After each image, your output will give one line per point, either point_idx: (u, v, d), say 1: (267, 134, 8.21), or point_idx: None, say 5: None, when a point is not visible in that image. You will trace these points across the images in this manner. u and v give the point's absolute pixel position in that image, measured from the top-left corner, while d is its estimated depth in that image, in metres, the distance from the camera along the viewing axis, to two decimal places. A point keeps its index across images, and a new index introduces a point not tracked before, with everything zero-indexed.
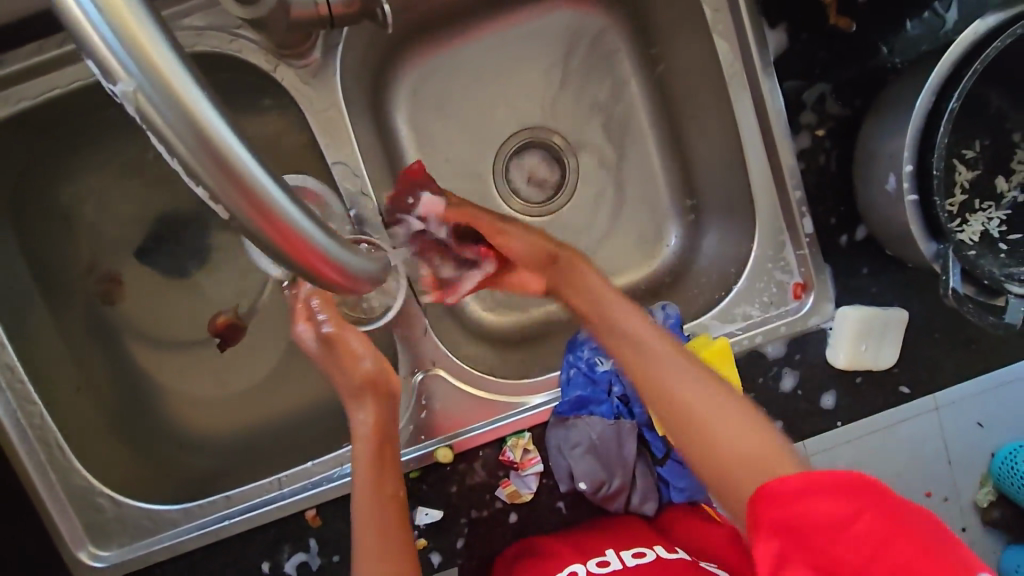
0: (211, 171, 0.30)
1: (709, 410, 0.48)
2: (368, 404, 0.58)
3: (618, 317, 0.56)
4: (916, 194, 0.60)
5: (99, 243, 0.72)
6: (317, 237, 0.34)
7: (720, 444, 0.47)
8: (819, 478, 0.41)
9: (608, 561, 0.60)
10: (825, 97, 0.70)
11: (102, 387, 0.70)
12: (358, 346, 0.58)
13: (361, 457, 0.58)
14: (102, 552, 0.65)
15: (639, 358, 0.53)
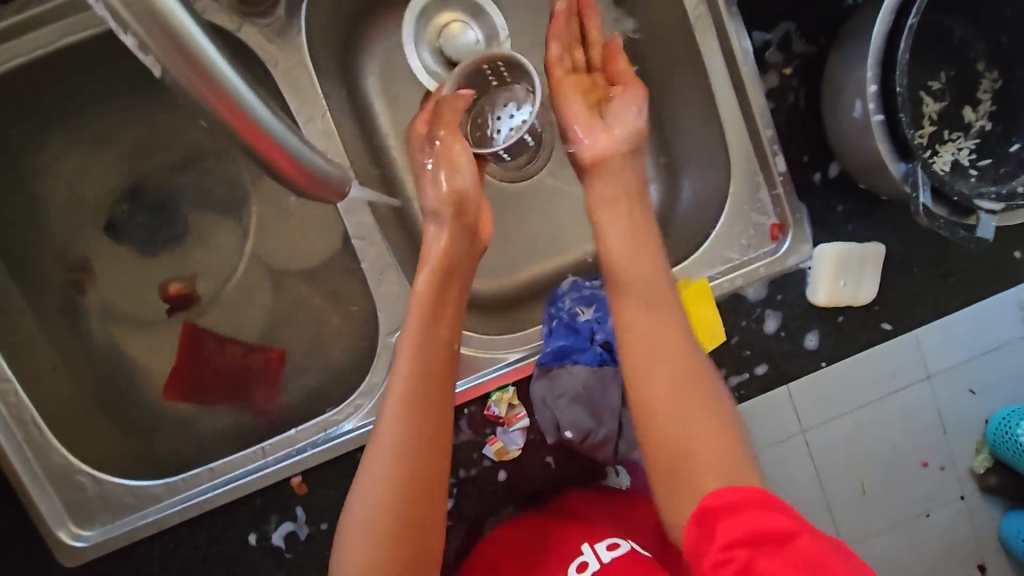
0: (153, 35, 0.37)
1: (703, 406, 0.54)
2: (444, 228, 0.64)
3: (656, 289, 0.59)
4: (881, 114, 0.58)
5: (69, 230, 0.78)
6: (261, 114, 0.41)
7: (697, 435, 0.52)
8: (763, 498, 0.47)
9: (586, 562, 0.62)
10: (790, 36, 0.70)
11: (81, 372, 0.76)
12: (460, 162, 0.66)
13: (405, 344, 0.59)
14: (83, 532, 0.70)
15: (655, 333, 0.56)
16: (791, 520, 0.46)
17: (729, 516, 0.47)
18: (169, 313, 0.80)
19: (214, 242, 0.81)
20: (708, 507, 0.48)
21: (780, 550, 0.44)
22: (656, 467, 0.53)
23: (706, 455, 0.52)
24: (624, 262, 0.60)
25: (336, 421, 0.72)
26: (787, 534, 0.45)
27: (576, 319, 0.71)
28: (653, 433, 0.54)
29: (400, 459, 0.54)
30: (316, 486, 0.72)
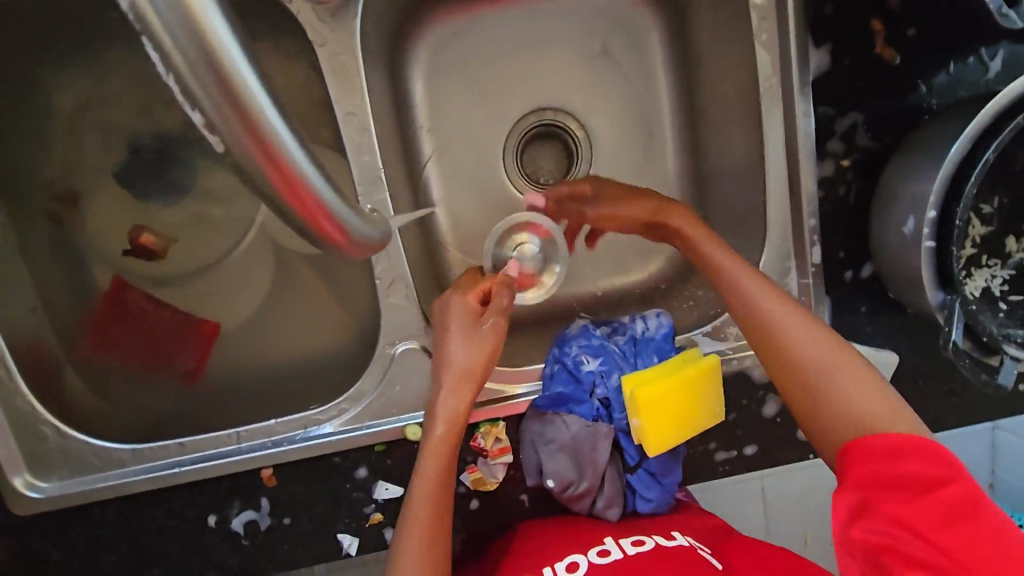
0: (216, 102, 0.35)
1: (834, 374, 0.57)
2: (464, 394, 0.62)
3: (758, 293, 0.62)
4: (932, 242, 0.57)
5: (72, 164, 0.74)
6: (309, 173, 0.39)
7: (844, 401, 0.56)
8: (922, 443, 0.51)
9: (609, 551, 0.63)
10: (857, 127, 0.67)
11: (63, 314, 0.73)
12: (481, 342, 0.62)
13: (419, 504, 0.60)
14: (39, 483, 0.68)
15: (775, 329, 0.60)
16: (947, 467, 0.50)
17: (874, 456, 0.52)
18: (125, 254, 0.76)
19: (225, 208, 0.77)
20: (857, 449, 0.53)
21: (916, 492, 0.50)
22: (834, 430, 0.56)
23: (880, 414, 0.54)
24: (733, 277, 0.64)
25: (317, 420, 0.70)
26: (933, 481, 0.49)
27: (580, 368, 0.69)
28: (823, 421, 0.57)
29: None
30: (286, 481, 0.71)
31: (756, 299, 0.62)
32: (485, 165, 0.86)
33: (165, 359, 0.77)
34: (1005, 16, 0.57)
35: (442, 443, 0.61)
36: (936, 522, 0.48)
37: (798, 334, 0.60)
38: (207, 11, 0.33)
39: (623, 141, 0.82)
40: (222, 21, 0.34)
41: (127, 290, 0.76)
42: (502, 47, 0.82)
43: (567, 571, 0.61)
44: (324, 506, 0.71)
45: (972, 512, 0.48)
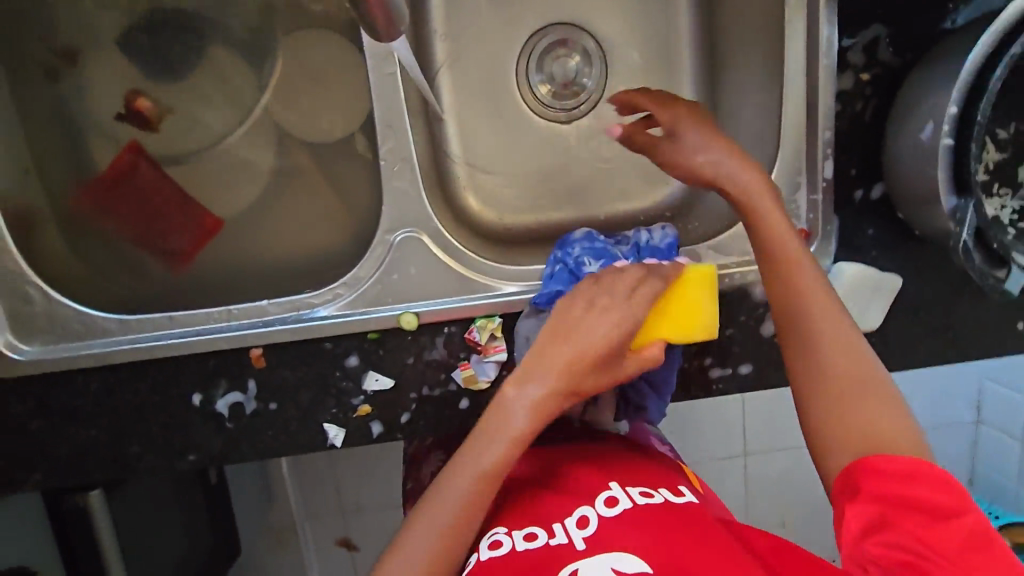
0: None
1: (857, 377, 0.56)
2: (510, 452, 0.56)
3: (800, 270, 0.61)
4: (951, 139, 0.56)
5: (77, 26, 0.72)
6: None
7: (864, 410, 0.55)
8: (930, 470, 0.51)
9: (617, 500, 0.56)
10: (878, 41, 0.66)
11: (59, 180, 0.72)
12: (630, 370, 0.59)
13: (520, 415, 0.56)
14: (22, 346, 0.67)
15: (810, 309, 0.59)
16: (957, 498, 0.50)
17: (891, 479, 0.51)
18: (118, 117, 0.74)
19: (231, 88, 0.76)
20: (871, 463, 0.52)
21: (929, 517, 0.49)
22: (838, 441, 0.55)
23: (894, 435, 0.54)
24: (777, 239, 0.62)
25: (311, 303, 0.70)
26: (947, 509, 0.49)
27: (581, 269, 0.68)
28: (836, 424, 0.56)
29: (468, 507, 0.55)
30: (274, 363, 0.69)
31: (800, 274, 0.61)
32: (495, 77, 0.85)
33: (157, 239, 0.75)
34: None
35: (470, 491, 0.55)
36: (954, 546, 0.47)
37: (830, 330, 0.58)
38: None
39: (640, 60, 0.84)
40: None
41: (123, 166, 0.75)
42: None
43: (578, 527, 0.53)
44: (311, 393, 0.70)
45: (986, 545, 0.48)
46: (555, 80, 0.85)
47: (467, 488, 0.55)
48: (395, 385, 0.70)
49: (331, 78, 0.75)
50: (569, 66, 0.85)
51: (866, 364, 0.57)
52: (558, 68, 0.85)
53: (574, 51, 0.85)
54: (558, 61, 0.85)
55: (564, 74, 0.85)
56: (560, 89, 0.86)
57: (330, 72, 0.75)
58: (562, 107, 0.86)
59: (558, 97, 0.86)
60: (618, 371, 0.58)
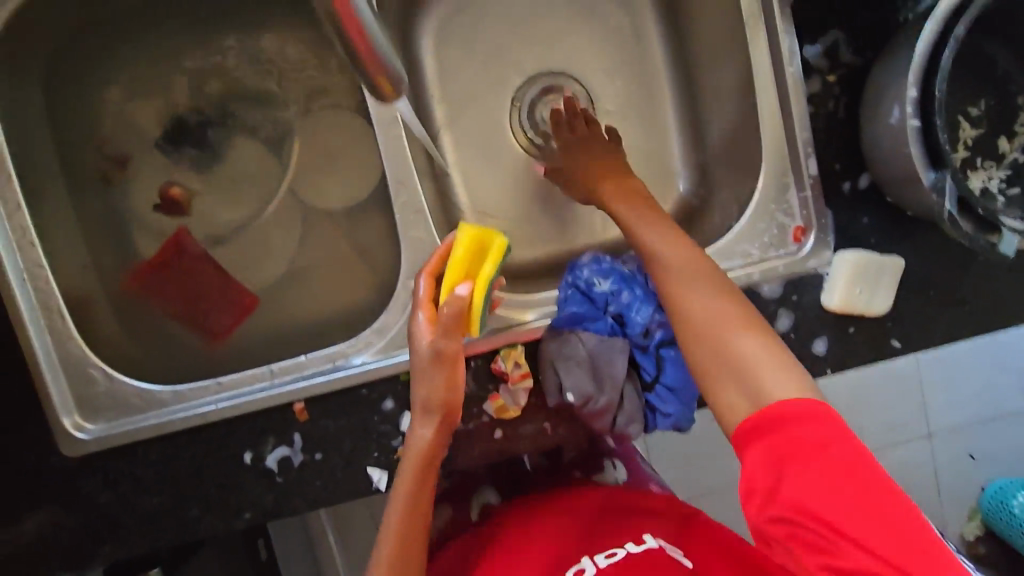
0: None
1: (727, 330, 0.62)
2: (415, 474, 0.66)
3: (668, 257, 0.68)
4: (917, 119, 0.59)
5: (121, 135, 0.81)
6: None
7: (735, 359, 0.60)
8: (800, 416, 0.56)
9: (584, 568, 0.69)
10: (839, 44, 0.70)
11: (111, 270, 0.80)
12: (433, 347, 0.66)
13: (406, 466, 0.66)
14: (87, 425, 0.73)
15: (678, 284, 0.66)
16: (827, 430, 0.55)
17: (777, 431, 0.56)
18: (156, 208, 0.83)
19: (257, 169, 0.84)
20: (750, 423, 0.58)
21: (807, 458, 0.55)
22: (722, 392, 0.61)
23: (770, 376, 0.58)
24: (660, 245, 0.70)
25: (345, 354, 0.74)
26: (821, 445, 0.55)
27: (592, 289, 0.72)
28: (718, 378, 0.61)
29: (405, 530, 0.67)
30: (317, 415, 0.73)
31: (667, 260, 0.68)
32: (493, 129, 0.92)
33: (200, 315, 0.82)
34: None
35: (399, 518, 0.67)
36: (831, 486, 0.54)
37: (698, 295, 0.65)
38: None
39: (622, 97, 0.92)
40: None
41: (168, 251, 0.82)
42: (502, 18, 0.90)
43: None
44: (353, 440, 0.74)
45: (854, 470, 0.54)
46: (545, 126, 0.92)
47: (396, 517, 0.67)
48: None
49: (344, 150, 0.83)
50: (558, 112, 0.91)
51: (737, 317, 0.62)
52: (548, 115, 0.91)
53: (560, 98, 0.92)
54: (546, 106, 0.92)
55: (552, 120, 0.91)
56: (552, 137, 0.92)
57: (343, 145, 0.83)
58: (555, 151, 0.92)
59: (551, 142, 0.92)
60: (427, 352, 0.66)
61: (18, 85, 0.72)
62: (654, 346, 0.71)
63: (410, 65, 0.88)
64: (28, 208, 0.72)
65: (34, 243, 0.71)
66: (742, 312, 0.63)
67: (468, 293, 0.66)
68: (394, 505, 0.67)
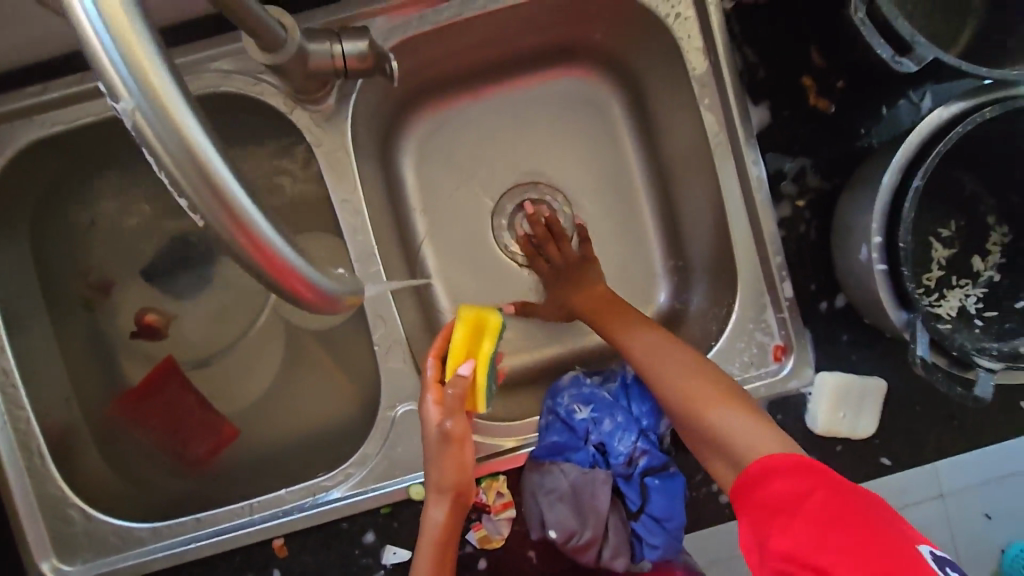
0: (202, 193, 0.36)
1: (702, 403, 0.64)
2: (430, 554, 0.65)
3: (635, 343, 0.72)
4: (883, 265, 0.60)
5: (106, 265, 0.83)
6: (286, 252, 0.39)
7: (719, 430, 0.62)
8: (777, 467, 0.57)
9: None
10: (806, 171, 0.72)
11: (96, 399, 0.80)
12: (439, 422, 0.64)
13: (422, 552, 0.65)
14: (64, 566, 0.72)
15: (652, 365, 0.69)
16: (806, 483, 0.55)
17: (758, 485, 0.57)
18: (132, 335, 0.83)
19: (239, 291, 0.85)
20: (738, 482, 0.59)
21: (787, 513, 0.55)
22: (717, 462, 0.63)
23: (755, 440, 0.60)
24: (624, 337, 0.73)
25: (325, 486, 0.72)
26: (801, 495, 0.55)
27: (573, 417, 0.71)
28: (711, 448, 0.63)
29: None
30: (296, 550, 0.72)
31: (637, 348, 0.71)
32: (475, 238, 0.93)
33: (182, 441, 0.81)
34: (899, 64, 0.61)
35: None
36: (813, 536, 0.53)
37: (666, 375, 0.67)
38: (170, 90, 0.34)
39: (601, 204, 0.93)
40: (203, 129, 0.35)
41: (155, 376, 0.83)
42: (481, 133, 0.93)
43: None
44: (334, 575, 0.72)
45: (836, 520, 0.53)
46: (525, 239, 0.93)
47: None
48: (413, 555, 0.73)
49: None
50: None
51: (710, 390, 0.65)
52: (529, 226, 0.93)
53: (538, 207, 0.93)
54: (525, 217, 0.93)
55: None
56: None
57: None
58: None
59: None
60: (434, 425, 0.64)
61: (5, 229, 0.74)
62: (636, 474, 0.70)
63: (392, 182, 0.90)
64: (11, 349, 0.73)
65: (16, 384, 0.72)
66: (712, 378, 0.65)
67: (472, 372, 0.65)
68: None
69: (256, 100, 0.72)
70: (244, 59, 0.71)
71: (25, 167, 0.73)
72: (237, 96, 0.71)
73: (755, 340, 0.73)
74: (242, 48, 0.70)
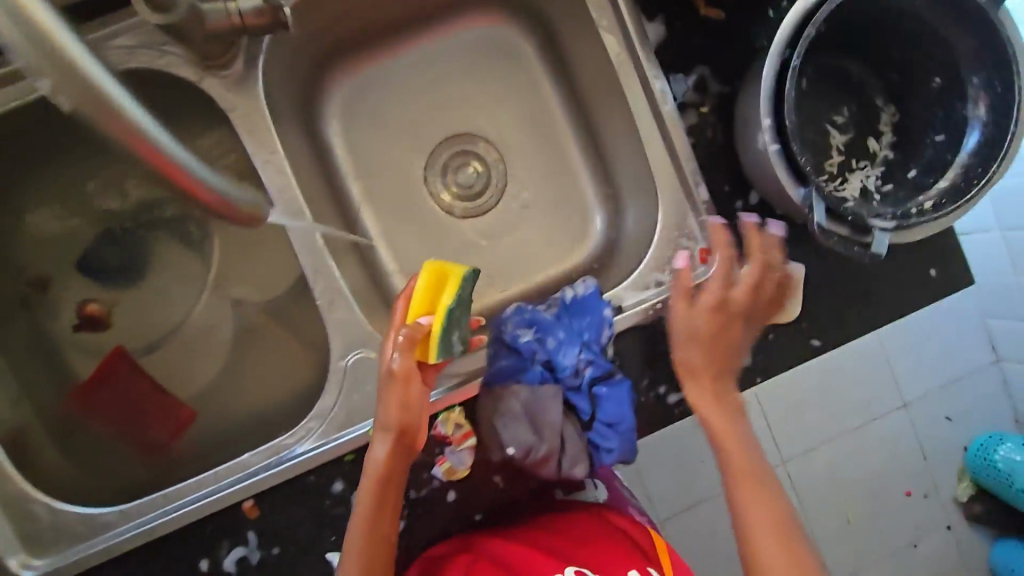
0: (78, 94, 0.41)
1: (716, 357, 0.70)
2: (371, 495, 0.64)
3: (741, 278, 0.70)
4: (776, 145, 0.63)
5: (37, 265, 0.82)
6: (177, 153, 0.46)
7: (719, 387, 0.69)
8: None
9: None
10: (706, 79, 0.76)
11: (48, 398, 0.80)
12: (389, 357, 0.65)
13: (363, 491, 0.64)
14: (34, 561, 0.72)
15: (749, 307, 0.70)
16: None
17: None
18: (75, 329, 0.83)
19: (179, 275, 0.85)
20: None
21: None
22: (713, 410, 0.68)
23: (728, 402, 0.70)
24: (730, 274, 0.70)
25: (288, 444, 0.73)
26: None
27: (518, 341, 0.74)
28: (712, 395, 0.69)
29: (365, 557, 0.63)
30: (269, 510, 0.74)
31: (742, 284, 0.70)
32: (411, 195, 0.96)
33: (141, 427, 0.82)
34: None
35: (360, 547, 0.63)
36: None
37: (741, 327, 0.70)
38: (40, 7, 0.39)
39: (527, 146, 0.97)
40: (75, 39, 0.41)
41: (108, 366, 0.83)
42: (402, 91, 0.95)
43: None
44: (309, 528, 0.74)
45: None
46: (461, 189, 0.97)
47: (355, 546, 0.63)
48: None
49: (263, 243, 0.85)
50: (471, 171, 0.97)
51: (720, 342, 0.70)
52: (464, 176, 0.97)
53: (469, 157, 0.97)
54: (457, 168, 0.96)
55: (472, 182, 0.97)
56: (472, 195, 0.97)
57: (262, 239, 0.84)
58: (476, 209, 0.97)
59: (471, 200, 0.98)
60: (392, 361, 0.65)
61: None
62: (585, 385, 0.73)
63: (320, 149, 0.91)
64: None
65: None
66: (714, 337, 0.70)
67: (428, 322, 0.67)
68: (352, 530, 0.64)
69: (163, 72, 0.72)
70: (144, 33, 0.70)
71: None
72: (142, 71, 0.71)
73: (680, 243, 0.76)
74: (140, 21, 0.70)
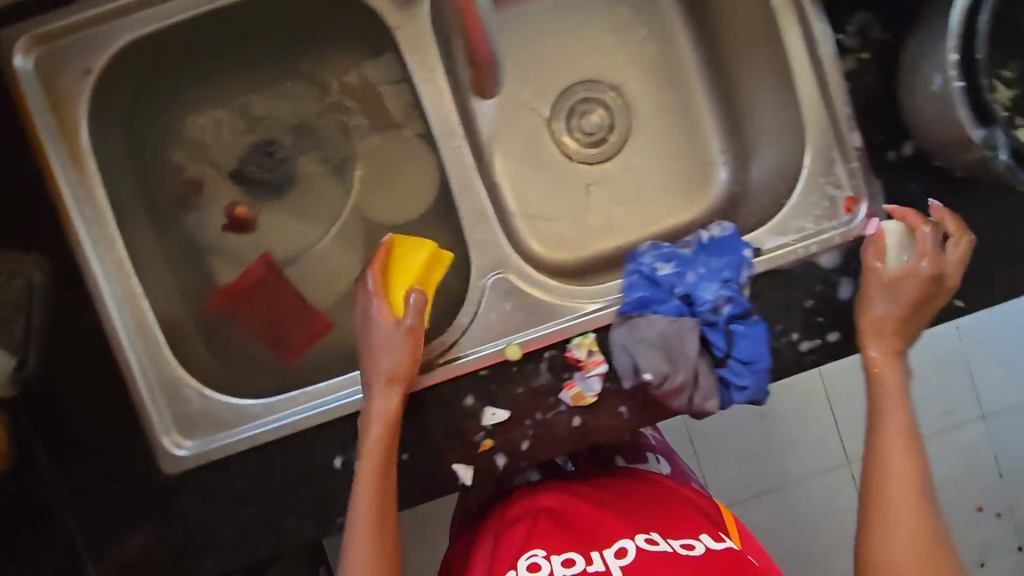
0: None
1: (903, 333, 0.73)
2: (379, 437, 0.69)
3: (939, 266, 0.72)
4: (962, 81, 0.65)
5: (194, 171, 0.87)
6: None
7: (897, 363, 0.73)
8: None
9: (656, 540, 0.67)
10: (868, 24, 0.75)
11: (196, 297, 0.85)
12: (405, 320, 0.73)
13: (372, 434, 0.69)
14: (186, 442, 0.76)
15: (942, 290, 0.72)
16: None
17: None
18: (223, 228, 0.88)
19: (318, 194, 0.90)
20: None
21: None
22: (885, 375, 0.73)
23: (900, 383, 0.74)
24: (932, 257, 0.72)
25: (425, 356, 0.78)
26: None
27: (657, 274, 0.77)
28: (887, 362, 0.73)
29: (378, 496, 0.68)
30: (401, 417, 0.76)
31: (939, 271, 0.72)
32: (537, 138, 0.97)
33: (281, 331, 0.86)
34: None
35: (370, 486, 0.68)
36: None
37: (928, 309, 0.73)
38: None
39: (654, 97, 0.97)
40: None
41: (253, 269, 0.88)
42: (537, 33, 0.96)
43: (616, 557, 0.65)
44: (437, 438, 0.76)
45: None
46: (585, 138, 0.98)
47: (367, 485, 0.68)
48: (512, 415, 0.76)
49: (399, 172, 0.89)
50: (597, 118, 0.97)
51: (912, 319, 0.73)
52: (589, 124, 0.97)
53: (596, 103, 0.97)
54: (584, 115, 0.97)
55: (598, 129, 0.97)
56: (597, 143, 0.98)
57: (399, 167, 0.89)
58: (597, 158, 0.98)
59: (595, 149, 0.98)
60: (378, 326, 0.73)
61: (104, 131, 0.78)
62: (722, 321, 0.73)
63: None
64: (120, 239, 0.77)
65: (129, 273, 0.76)
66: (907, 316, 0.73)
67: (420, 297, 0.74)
68: (362, 472, 0.68)
69: None
70: None
71: (121, 69, 0.77)
72: None
73: (826, 189, 0.77)
74: None
